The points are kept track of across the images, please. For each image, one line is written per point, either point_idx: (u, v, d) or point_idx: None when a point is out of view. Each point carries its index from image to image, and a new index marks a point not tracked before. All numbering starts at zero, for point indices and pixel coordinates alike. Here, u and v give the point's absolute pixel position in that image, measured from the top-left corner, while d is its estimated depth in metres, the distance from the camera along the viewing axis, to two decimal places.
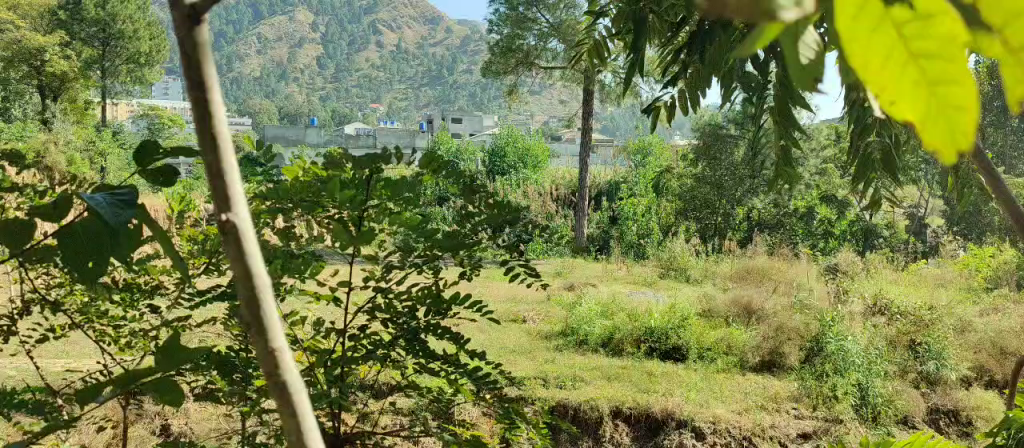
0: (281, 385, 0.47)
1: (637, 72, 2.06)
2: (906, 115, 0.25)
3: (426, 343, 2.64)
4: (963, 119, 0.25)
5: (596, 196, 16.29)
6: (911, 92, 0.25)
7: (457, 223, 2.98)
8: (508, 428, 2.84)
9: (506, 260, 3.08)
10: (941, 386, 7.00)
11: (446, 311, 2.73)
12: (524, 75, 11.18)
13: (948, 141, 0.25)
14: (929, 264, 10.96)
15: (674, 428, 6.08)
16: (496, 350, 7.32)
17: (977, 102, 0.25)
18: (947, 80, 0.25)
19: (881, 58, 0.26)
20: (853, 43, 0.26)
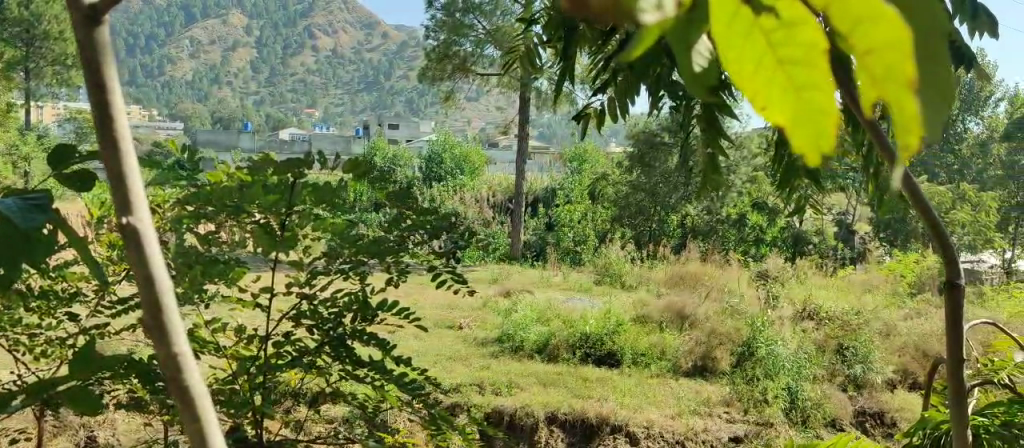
0: (180, 378, 0.52)
1: (566, 78, 2.08)
2: (775, 119, 0.29)
3: (352, 349, 2.61)
4: (828, 123, 0.29)
5: (532, 203, 16.37)
6: (782, 100, 0.28)
7: (387, 229, 2.96)
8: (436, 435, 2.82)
9: (433, 264, 3.07)
10: (868, 389, 7.19)
11: (372, 317, 2.70)
12: (459, 81, 11.19)
13: (812, 142, 0.29)
14: (856, 270, 11.23)
15: (609, 432, 6.13)
16: (430, 356, 7.28)
17: (833, 106, 0.29)
18: (808, 86, 0.28)
19: (751, 65, 0.29)
20: (724, 42, 0.29)
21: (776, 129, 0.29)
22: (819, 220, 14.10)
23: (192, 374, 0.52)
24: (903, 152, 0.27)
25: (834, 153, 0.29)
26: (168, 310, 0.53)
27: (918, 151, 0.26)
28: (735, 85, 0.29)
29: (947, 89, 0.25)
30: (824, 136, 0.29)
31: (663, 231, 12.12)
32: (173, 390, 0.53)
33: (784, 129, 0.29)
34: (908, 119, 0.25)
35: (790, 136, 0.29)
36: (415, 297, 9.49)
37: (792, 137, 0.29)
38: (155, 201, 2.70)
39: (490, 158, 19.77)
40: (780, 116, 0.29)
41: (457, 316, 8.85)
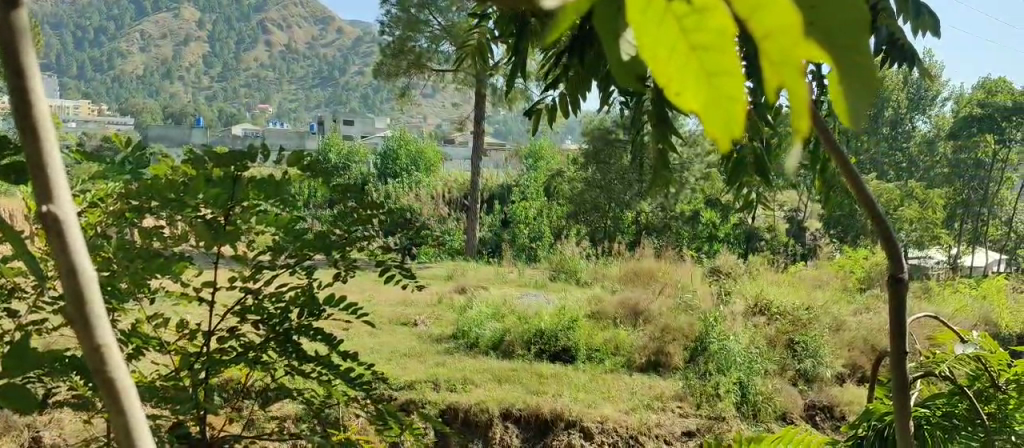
0: (108, 378, 0.54)
1: (518, 74, 2.07)
2: (688, 104, 0.31)
3: (299, 345, 2.61)
4: (736, 108, 0.31)
5: (488, 200, 16.37)
6: (690, 86, 0.30)
7: (334, 225, 2.93)
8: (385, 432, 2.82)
9: (382, 258, 3.04)
10: (818, 383, 7.34)
11: (318, 313, 2.69)
12: (414, 77, 11.13)
13: (719, 125, 0.31)
14: (808, 266, 11.42)
15: (563, 428, 6.15)
16: (385, 353, 7.22)
17: (740, 91, 0.31)
18: (717, 71, 0.30)
19: (663, 53, 0.31)
20: (644, 35, 0.31)
21: (691, 117, 0.31)
22: (771, 217, 14.27)
23: (119, 371, 0.55)
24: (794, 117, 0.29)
25: (739, 139, 0.31)
26: (92, 300, 0.55)
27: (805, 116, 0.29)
28: (652, 76, 0.31)
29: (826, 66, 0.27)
30: (732, 123, 0.31)
31: (618, 228, 12.17)
32: (100, 391, 0.54)
33: (698, 112, 0.31)
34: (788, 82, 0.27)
35: (701, 120, 0.31)
36: (370, 294, 9.42)
37: (704, 121, 0.31)
38: (94, 197, 2.64)
39: (446, 155, 19.73)
40: (692, 101, 0.31)
41: (412, 313, 8.81)
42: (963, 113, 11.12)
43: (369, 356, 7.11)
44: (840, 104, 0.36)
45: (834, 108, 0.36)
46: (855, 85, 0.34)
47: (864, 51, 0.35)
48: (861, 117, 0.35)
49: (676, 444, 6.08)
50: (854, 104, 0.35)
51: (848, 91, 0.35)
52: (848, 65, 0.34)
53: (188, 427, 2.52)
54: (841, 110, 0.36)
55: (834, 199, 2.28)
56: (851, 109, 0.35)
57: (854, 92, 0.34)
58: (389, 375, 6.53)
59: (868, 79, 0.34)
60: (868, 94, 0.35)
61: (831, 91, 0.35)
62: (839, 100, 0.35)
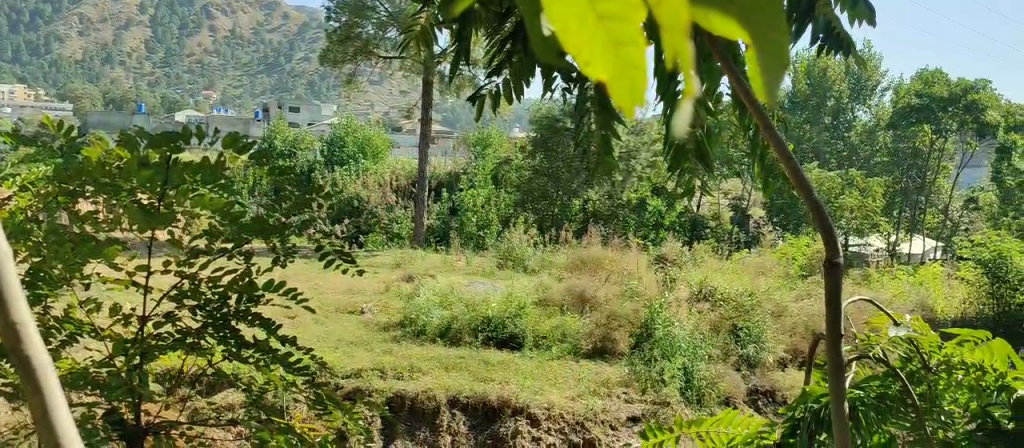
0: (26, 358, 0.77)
1: (459, 60, 2.05)
2: (598, 75, 0.32)
3: (236, 331, 2.60)
4: (642, 73, 0.32)
5: (436, 188, 16.31)
6: (596, 55, 0.32)
7: (273, 209, 2.88)
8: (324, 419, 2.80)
9: (320, 243, 3.01)
10: (760, 368, 7.54)
11: (256, 298, 2.66)
12: (361, 63, 10.99)
13: (624, 90, 0.32)
14: (751, 253, 11.61)
15: (510, 414, 6.17)
16: (331, 342, 7.15)
17: (644, 52, 0.32)
18: (627, 39, 0.32)
19: (575, 25, 0.32)
20: (559, 11, 0.32)
21: (598, 90, 0.33)
22: (715, 205, 14.45)
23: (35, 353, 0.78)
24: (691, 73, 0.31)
25: (645, 104, 0.33)
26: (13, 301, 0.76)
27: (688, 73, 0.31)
28: (559, 40, 0.32)
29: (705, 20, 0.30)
30: (639, 89, 0.32)
31: (566, 216, 12.22)
32: (14, 353, 0.77)
33: (605, 82, 0.32)
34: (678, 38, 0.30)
35: (610, 88, 0.32)
36: (316, 283, 9.32)
37: (611, 90, 0.32)
38: (24, 182, 2.57)
39: (393, 143, 19.60)
40: (600, 71, 0.32)
41: (358, 301, 8.74)
42: (902, 103, 11.37)
43: (316, 344, 7.03)
44: (756, 80, 0.36)
45: (755, 84, 0.37)
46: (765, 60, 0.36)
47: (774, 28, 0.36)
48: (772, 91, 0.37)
49: (621, 429, 6.17)
50: (767, 81, 0.36)
51: (762, 66, 0.36)
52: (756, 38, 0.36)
53: (122, 414, 2.49)
54: (757, 80, 0.37)
55: (772, 186, 2.31)
56: (766, 87, 0.36)
57: (764, 65, 0.35)
58: (336, 364, 6.46)
59: (781, 46, 0.35)
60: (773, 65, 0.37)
61: (751, 64, 0.37)
62: (756, 71, 0.36)
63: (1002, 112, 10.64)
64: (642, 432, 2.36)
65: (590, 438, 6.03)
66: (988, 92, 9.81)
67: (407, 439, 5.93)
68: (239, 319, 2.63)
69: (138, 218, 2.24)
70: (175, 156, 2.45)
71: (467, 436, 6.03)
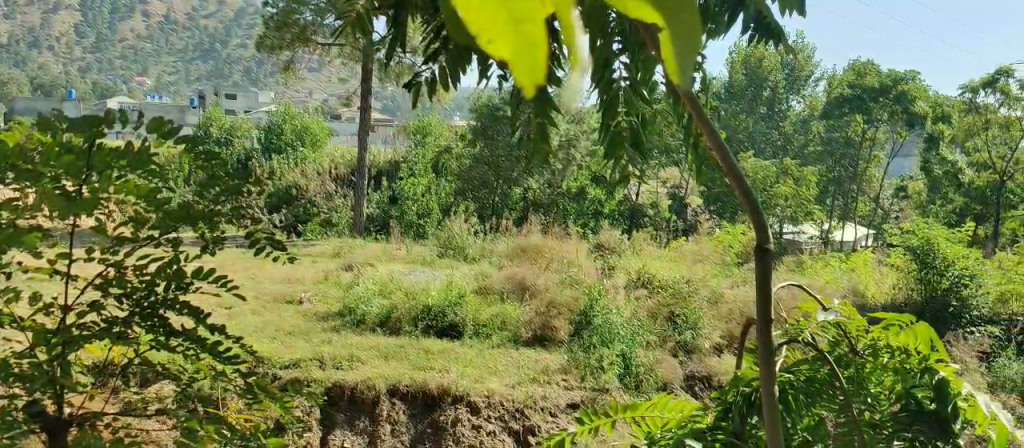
0: None
1: (396, 47, 2.01)
2: (506, 57, 0.31)
3: (166, 319, 2.55)
4: (540, 54, 0.32)
5: (376, 176, 16.20)
6: (503, 39, 0.31)
7: (201, 197, 2.81)
8: (254, 409, 2.77)
9: (251, 231, 2.96)
10: (697, 354, 7.71)
11: (187, 285, 2.62)
12: (298, 49, 10.77)
13: (524, 70, 0.31)
14: (688, 241, 11.79)
15: (450, 403, 6.18)
16: (269, 332, 7.04)
17: (543, 30, 0.32)
18: (528, 16, 0.31)
19: (489, 17, 0.31)
20: (474, 11, 0.31)
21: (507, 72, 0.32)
22: (654, 194, 14.61)
23: None
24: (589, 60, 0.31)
25: (540, 91, 0.32)
26: None
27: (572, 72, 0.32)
28: (466, 27, 0.31)
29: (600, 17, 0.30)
30: (538, 70, 0.32)
31: (506, 205, 12.24)
32: None
33: (508, 64, 0.31)
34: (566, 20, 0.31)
35: (516, 76, 0.31)
36: (254, 272, 9.18)
37: (514, 70, 0.31)
38: None
39: (332, 130, 19.38)
40: (504, 53, 0.31)
41: (297, 290, 8.65)
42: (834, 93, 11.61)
43: (253, 335, 6.92)
44: (669, 60, 0.38)
45: (669, 70, 0.39)
46: (683, 41, 0.37)
47: (684, 22, 0.37)
48: (683, 71, 0.37)
49: (560, 416, 6.23)
50: (680, 57, 0.37)
51: (673, 41, 0.37)
52: (674, 22, 0.37)
53: (42, 405, 2.43)
54: (671, 64, 0.38)
55: (705, 174, 2.35)
56: (676, 61, 0.37)
57: (678, 51, 0.37)
58: (274, 353, 6.37)
59: (690, 42, 0.37)
60: (690, 47, 0.37)
61: (662, 46, 0.38)
62: (667, 54, 0.37)
63: (930, 103, 10.91)
64: (577, 417, 2.36)
65: (529, 426, 6.07)
66: (916, 83, 10.08)
67: (346, 430, 5.90)
68: (166, 308, 2.58)
69: (60, 205, 2.18)
70: (95, 140, 2.37)
71: (407, 425, 6.02)
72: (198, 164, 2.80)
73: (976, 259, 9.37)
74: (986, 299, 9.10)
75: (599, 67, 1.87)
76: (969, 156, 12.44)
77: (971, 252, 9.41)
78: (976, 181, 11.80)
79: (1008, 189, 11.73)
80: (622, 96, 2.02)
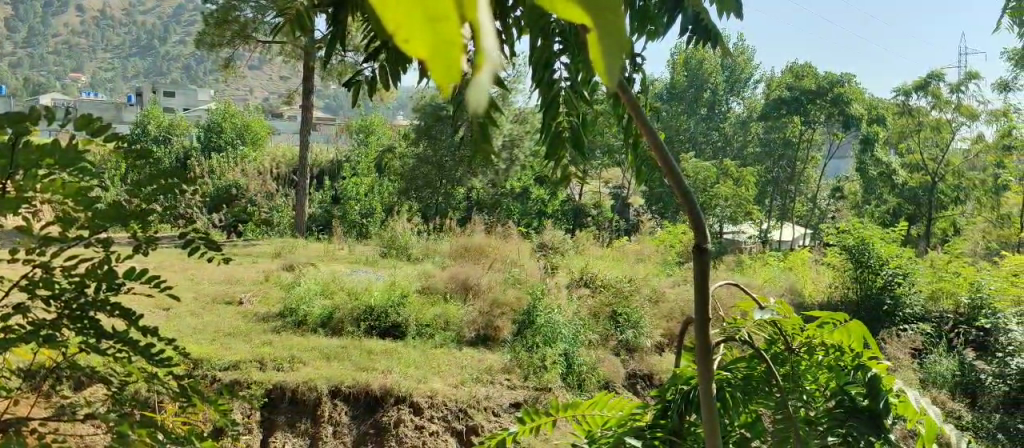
0: None
1: (337, 44, 1.98)
2: (423, 58, 0.30)
3: (97, 321, 2.48)
4: (456, 53, 0.31)
5: (318, 175, 16.04)
6: (421, 37, 0.30)
7: (133, 195, 2.73)
8: (187, 412, 2.70)
9: (183, 231, 2.90)
10: (638, 353, 7.83)
11: (117, 286, 2.55)
12: (237, 45, 10.53)
13: (443, 68, 0.30)
14: (630, 241, 11.92)
15: (392, 404, 6.14)
16: (209, 333, 6.89)
17: (457, 29, 0.31)
18: (441, 17, 0.30)
19: (407, 19, 0.30)
20: (394, 16, 0.29)
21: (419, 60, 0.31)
22: (597, 194, 14.74)
23: None
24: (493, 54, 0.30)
25: (460, 84, 0.31)
26: None
27: (482, 70, 0.31)
28: (382, 28, 0.30)
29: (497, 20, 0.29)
30: (454, 68, 0.31)
31: (449, 204, 12.21)
32: None
33: (425, 63, 0.30)
34: (469, 25, 0.30)
35: (430, 70, 0.30)
36: (192, 273, 8.99)
37: (432, 66, 0.30)
38: None
39: (273, 129, 19.13)
40: (426, 52, 0.30)
41: (237, 291, 8.51)
42: (773, 95, 11.77)
43: (191, 337, 6.76)
44: (595, 62, 0.37)
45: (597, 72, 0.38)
46: (608, 40, 0.36)
47: (606, 20, 0.36)
48: (609, 71, 0.37)
49: (503, 416, 6.27)
50: (606, 57, 0.37)
51: (601, 41, 0.36)
52: (601, 20, 0.36)
53: None
54: (597, 65, 0.37)
55: (644, 174, 2.36)
56: (603, 61, 0.37)
57: (605, 50, 0.36)
58: (213, 355, 6.23)
59: (615, 37, 0.36)
60: (616, 43, 0.36)
61: (591, 45, 0.37)
62: (595, 55, 0.37)
63: (866, 104, 11.13)
64: (517, 416, 2.35)
65: (473, 425, 6.11)
66: (851, 86, 10.27)
67: (287, 432, 5.81)
68: (97, 309, 2.50)
69: None
70: (24, 136, 2.29)
71: (349, 426, 5.97)
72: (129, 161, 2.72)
73: (909, 258, 9.66)
74: (918, 297, 9.38)
75: (540, 65, 1.87)
76: (901, 157, 12.75)
77: (904, 251, 9.68)
78: (908, 182, 12.16)
79: (938, 190, 12.12)
80: (564, 97, 2.01)
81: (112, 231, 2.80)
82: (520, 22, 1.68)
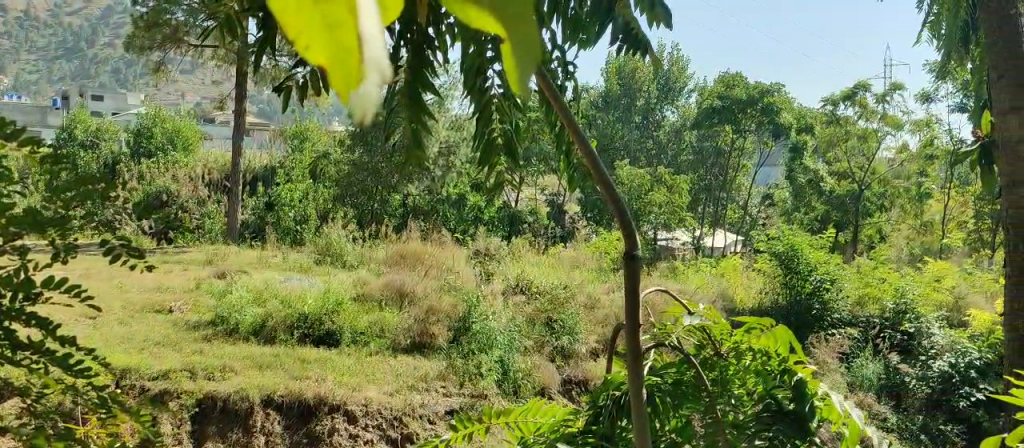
0: None
1: (267, 47, 1.94)
2: (312, 57, 0.31)
3: (11, 330, 2.40)
4: (354, 52, 0.30)
5: (251, 182, 15.81)
6: (311, 46, 0.30)
7: (51, 200, 2.64)
8: (106, 424, 2.63)
9: (104, 237, 2.83)
10: (573, 359, 7.91)
11: (33, 295, 2.48)
12: (167, 47, 10.28)
13: (342, 70, 0.30)
14: (566, 247, 12.03)
15: (327, 412, 6.08)
16: (136, 342, 6.71)
17: (353, 35, 0.31)
18: (340, 24, 0.30)
19: (300, 27, 0.30)
20: (284, 23, 0.30)
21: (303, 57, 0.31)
22: (533, 201, 14.82)
23: None
24: (366, 50, 0.30)
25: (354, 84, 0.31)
26: None
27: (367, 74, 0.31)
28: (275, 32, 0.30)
29: (375, 34, 0.30)
30: (349, 73, 0.31)
31: (385, 210, 12.16)
32: None
33: (322, 66, 0.30)
34: (347, 33, 0.30)
35: (324, 72, 0.30)
36: (120, 281, 8.75)
37: (329, 76, 0.31)
38: None
39: (204, 134, 18.80)
40: (317, 55, 0.31)
41: (167, 299, 8.32)
42: (707, 103, 11.94)
43: (118, 346, 6.57)
44: (507, 72, 0.37)
45: (509, 78, 0.38)
46: (520, 48, 0.36)
47: (525, 35, 0.36)
48: (523, 79, 0.37)
49: (439, 423, 6.27)
50: (519, 68, 0.37)
51: (513, 51, 0.36)
52: (513, 28, 0.35)
53: None
54: (511, 72, 0.37)
55: (576, 180, 2.37)
56: (516, 71, 0.37)
57: (519, 59, 0.36)
58: (141, 364, 6.06)
59: (529, 48, 0.36)
60: (529, 58, 0.36)
61: (505, 55, 0.37)
62: (509, 64, 0.37)
63: (794, 114, 11.37)
64: (450, 424, 2.33)
65: (407, 433, 6.09)
66: (781, 96, 10.48)
67: (218, 442, 5.68)
68: (13, 320, 2.43)
69: None
70: None
71: (282, 436, 5.88)
72: (47, 166, 2.63)
73: (835, 264, 9.92)
74: (844, 302, 9.62)
75: (473, 72, 1.86)
76: (829, 165, 13.06)
77: (831, 258, 9.92)
78: (835, 189, 12.49)
79: (863, 197, 12.49)
80: (496, 104, 2.01)
81: (29, 239, 2.70)
82: (453, 30, 1.67)
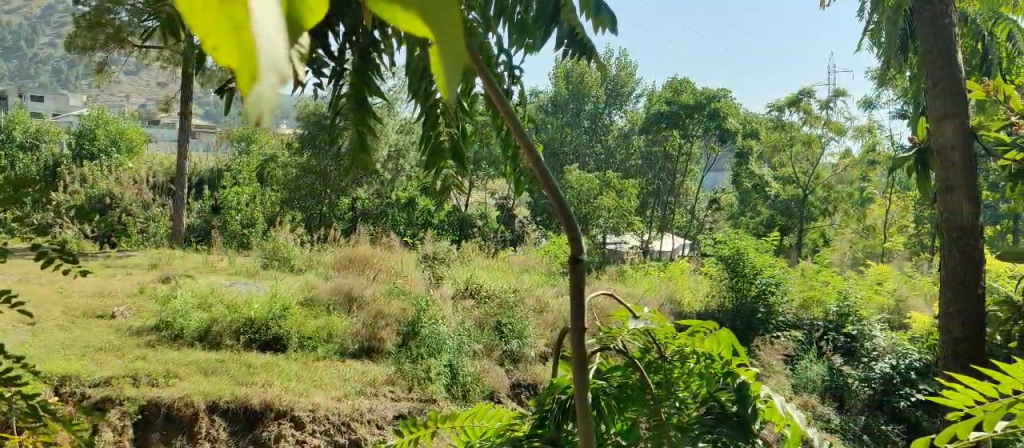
0: None
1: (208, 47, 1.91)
2: (225, 55, 0.30)
3: None
4: (255, 44, 0.29)
5: (197, 185, 15.58)
6: (222, 42, 0.30)
7: None
8: (38, 430, 2.56)
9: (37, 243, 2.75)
10: (523, 362, 7.94)
11: None
12: (110, 47, 10.05)
13: (247, 62, 0.29)
14: (515, 252, 12.06)
15: (274, 418, 6.00)
16: (76, 348, 6.55)
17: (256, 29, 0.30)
18: (244, 23, 0.30)
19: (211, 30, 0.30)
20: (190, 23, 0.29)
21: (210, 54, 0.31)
22: (483, 205, 14.82)
23: None
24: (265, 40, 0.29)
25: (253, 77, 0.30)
26: None
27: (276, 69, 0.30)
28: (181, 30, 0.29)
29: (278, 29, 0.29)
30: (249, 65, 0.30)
31: (333, 214, 12.05)
32: None
33: (227, 64, 0.30)
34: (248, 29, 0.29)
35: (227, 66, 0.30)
36: (61, 287, 8.54)
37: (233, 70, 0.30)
38: None
39: (147, 136, 18.46)
40: (228, 56, 0.30)
41: (109, 304, 8.14)
42: (655, 108, 12.03)
43: (57, 352, 6.40)
44: (432, 72, 0.36)
45: (434, 79, 0.36)
46: (448, 46, 0.34)
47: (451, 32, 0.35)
48: (446, 80, 0.35)
49: (387, 428, 6.25)
50: (444, 70, 0.35)
51: (439, 50, 0.35)
52: (440, 29, 0.34)
53: None
54: (436, 69, 0.36)
55: (523, 184, 2.36)
56: (443, 70, 0.35)
57: (444, 62, 0.34)
58: (82, 371, 5.92)
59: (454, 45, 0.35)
60: (455, 62, 0.35)
61: (429, 56, 0.35)
62: (434, 66, 0.36)
63: (740, 119, 11.50)
64: (395, 429, 2.31)
65: (355, 439, 6.06)
66: (727, 102, 10.58)
67: None
68: None
69: None
70: None
71: (227, 442, 5.78)
72: None
73: (780, 268, 10.06)
74: (788, 304, 9.76)
75: (417, 74, 1.85)
76: (774, 170, 13.26)
77: (775, 261, 10.07)
78: (780, 194, 12.69)
79: (807, 201, 12.70)
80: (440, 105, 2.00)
81: None
82: (399, 33, 1.67)
